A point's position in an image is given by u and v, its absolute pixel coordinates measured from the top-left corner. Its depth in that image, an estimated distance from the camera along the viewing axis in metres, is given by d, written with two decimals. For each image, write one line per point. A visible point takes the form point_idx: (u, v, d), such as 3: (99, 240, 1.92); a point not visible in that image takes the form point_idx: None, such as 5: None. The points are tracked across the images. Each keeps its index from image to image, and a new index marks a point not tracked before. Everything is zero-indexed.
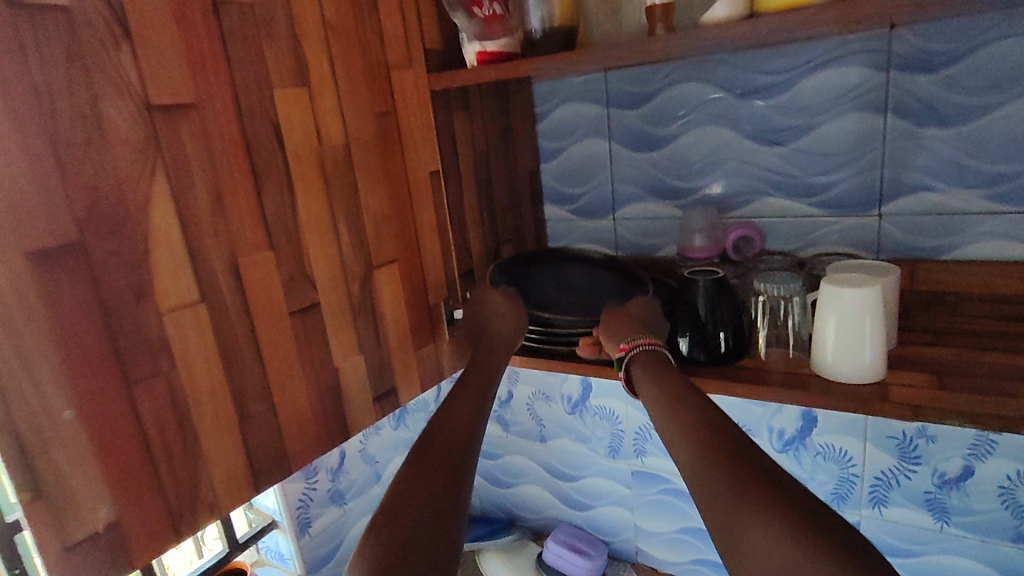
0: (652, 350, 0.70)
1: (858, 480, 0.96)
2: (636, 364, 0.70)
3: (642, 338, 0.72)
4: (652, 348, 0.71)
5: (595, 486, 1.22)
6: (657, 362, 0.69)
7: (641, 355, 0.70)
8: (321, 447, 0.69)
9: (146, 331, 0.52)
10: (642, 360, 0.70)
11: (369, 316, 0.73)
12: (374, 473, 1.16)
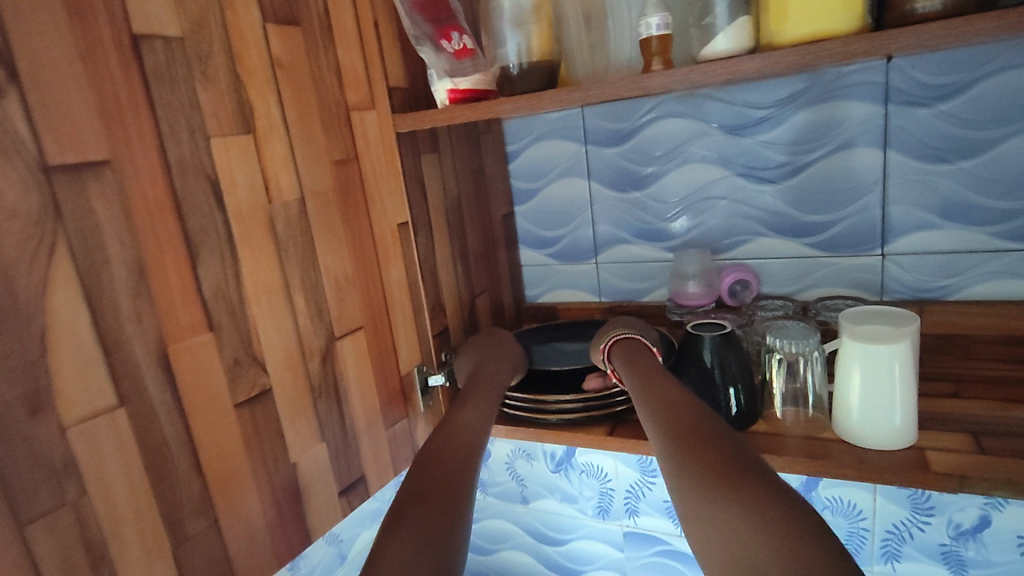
0: (628, 341, 0.72)
1: (869, 534, 0.88)
2: (617, 352, 0.71)
3: (615, 330, 0.74)
4: (629, 340, 0.72)
5: (584, 549, 1.12)
6: (642, 351, 0.70)
7: (624, 342, 0.72)
8: (279, 560, 0.57)
9: (43, 452, 0.40)
10: (624, 349, 0.71)
11: (333, 395, 0.62)
12: (338, 554, 1.01)
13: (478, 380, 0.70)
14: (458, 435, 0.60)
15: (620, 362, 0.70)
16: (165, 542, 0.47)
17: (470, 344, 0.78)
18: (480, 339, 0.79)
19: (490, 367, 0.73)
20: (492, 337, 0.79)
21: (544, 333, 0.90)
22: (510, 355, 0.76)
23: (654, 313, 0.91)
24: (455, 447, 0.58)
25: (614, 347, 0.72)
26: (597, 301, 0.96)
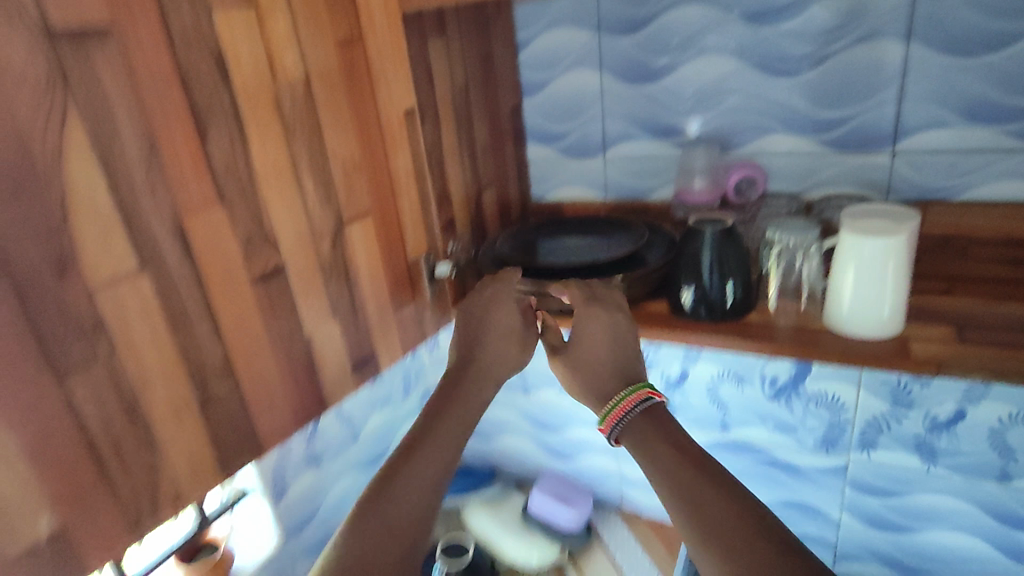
0: (633, 420, 0.63)
1: (849, 425, 0.93)
2: (625, 437, 0.63)
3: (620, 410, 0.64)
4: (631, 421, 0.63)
5: (580, 436, 1.20)
6: (653, 423, 0.63)
7: (626, 425, 0.64)
8: (296, 424, 0.62)
9: (74, 310, 0.43)
10: (629, 431, 0.63)
11: (343, 277, 0.65)
12: (352, 432, 1.10)
13: (466, 395, 0.70)
14: (395, 502, 0.60)
15: (629, 448, 0.63)
16: (191, 401, 0.51)
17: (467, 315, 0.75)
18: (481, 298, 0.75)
19: (482, 363, 0.72)
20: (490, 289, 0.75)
21: (548, 229, 0.91)
22: (507, 337, 0.74)
23: (659, 211, 0.92)
24: (400, 527, 0.60)
25: (621, 433, 0.64)
26: (602, 199, 0.96)
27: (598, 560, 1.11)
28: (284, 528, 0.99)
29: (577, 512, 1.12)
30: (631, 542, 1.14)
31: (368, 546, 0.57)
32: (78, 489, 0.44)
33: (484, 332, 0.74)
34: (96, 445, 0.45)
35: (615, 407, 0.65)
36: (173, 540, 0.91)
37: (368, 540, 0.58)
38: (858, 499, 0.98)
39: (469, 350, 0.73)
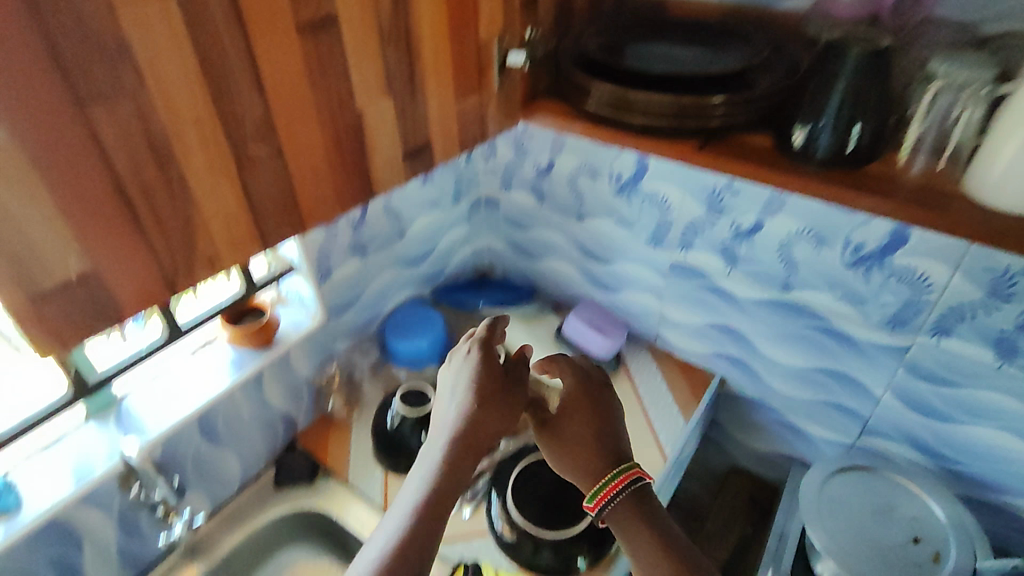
0: (625, 488, 0.72)
1: (927, 308, 0.86)
2: (611, 518, 0.72)
3: (616, 480, 0.72)
4: (622, 487, 0.71)
5: (628, 272, 1.16)
6: (636, 505, 0.71)
7: (614, 505, 0.71)
8: (340, 207, 0.58)
9: (92, 25, 0.36)
10: (615, 512, 0.71)
11: (403, 48, 0.55)
12: (397, 229, 1.08)
13: (462, 459, 0.66)
14: (400, 553, 0.59)
15: (615, 528, 0.72)
16: (227, 159, 0.46)
17: (457, 396, 0.71)
18: (476, 390, 0.71)
19: (480, 440, 0.68)
20: (479, 389, 0.71)
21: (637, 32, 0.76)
22: (500, 387, 0.72)
23: (783, 27, 0.76)
24: (416, 574, 0.58)
25: (607, 514, 0.72)
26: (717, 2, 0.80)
27: (622, 388, 1.15)
28: (326, 310, 1.03)
29: (610, 343, 1.15)
30: (656, 374, 1.17)
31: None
32: (114, 240, 0.42)
33: (478, 394, 0.71)
34: (129, 199, 0.42)
35: (598, 488, 0.72)
36: (224, 297, 0.97)
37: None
38: (906, 382, 0.94)
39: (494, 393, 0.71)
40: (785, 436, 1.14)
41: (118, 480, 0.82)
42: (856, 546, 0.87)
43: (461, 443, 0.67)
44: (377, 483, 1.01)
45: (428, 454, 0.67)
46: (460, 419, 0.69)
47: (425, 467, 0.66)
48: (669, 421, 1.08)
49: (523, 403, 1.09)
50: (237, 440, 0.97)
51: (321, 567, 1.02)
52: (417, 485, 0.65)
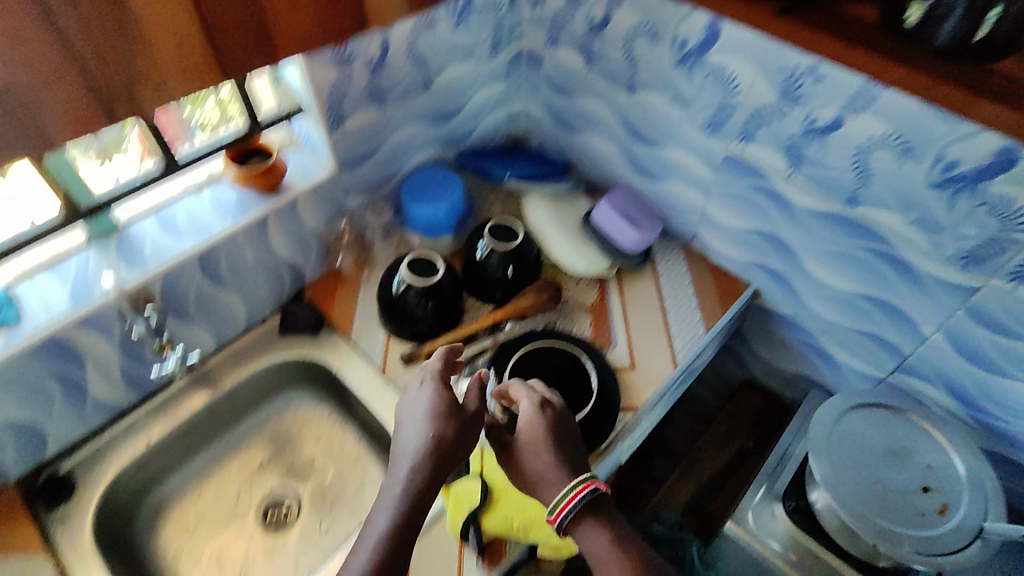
0: (587, 498, 0.68)
1: (1014, 248, 0.73)
2: (576, 524, 0.68)
3: (579, 489, 0.68)
4: (586, 505, 0.68)
5: (674, 159, 1.03)
6: (600, 522, 0.68)
7: (575, 516, 0.68)
8: (326, 36, 0.48)
9: None
10: (577, 522, 0.68)
11: None
12: (422, 78, 0.96)
13: (408, 526, 0.64)
14: None
15: (579, 534, 0.68)
16: None
17: (417, 418, 0.71)
18: (442, 416, 0.71)
19: (448, 458, 0.69)
20: (444, 408, 0.71)
21: None
22: (462, 426, 0.71)
23: None
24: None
25: (568, 527, 0.69)
26: None
27: (644, 287, 1.07)
28: (336, 159, 0.95)
29: (641, 236, 1.05)
30: (683, 278, 1.09)
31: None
32: (38, 66, 0.35)
33: (441, 422, 0.71)
34: (61, 26, 0.35)
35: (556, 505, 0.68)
36: (210, 106, 0.87)
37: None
38: (963, 326, 0.84)
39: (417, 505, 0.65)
40: (810, 357, 1.07)
41: (132, 295, 0.81)
42: (858, 485, 0.83)
43: (419, 492, 0.66)
44: (379, 346, 1.00)
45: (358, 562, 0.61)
46: (408, 490, 0.65)
47: (389, 497, 0.65)
48: (688, 328, 1.01)
49: (535, 289, 1.02)
50: (240, 283, 0.96)
51: (319, 415, 1.06)
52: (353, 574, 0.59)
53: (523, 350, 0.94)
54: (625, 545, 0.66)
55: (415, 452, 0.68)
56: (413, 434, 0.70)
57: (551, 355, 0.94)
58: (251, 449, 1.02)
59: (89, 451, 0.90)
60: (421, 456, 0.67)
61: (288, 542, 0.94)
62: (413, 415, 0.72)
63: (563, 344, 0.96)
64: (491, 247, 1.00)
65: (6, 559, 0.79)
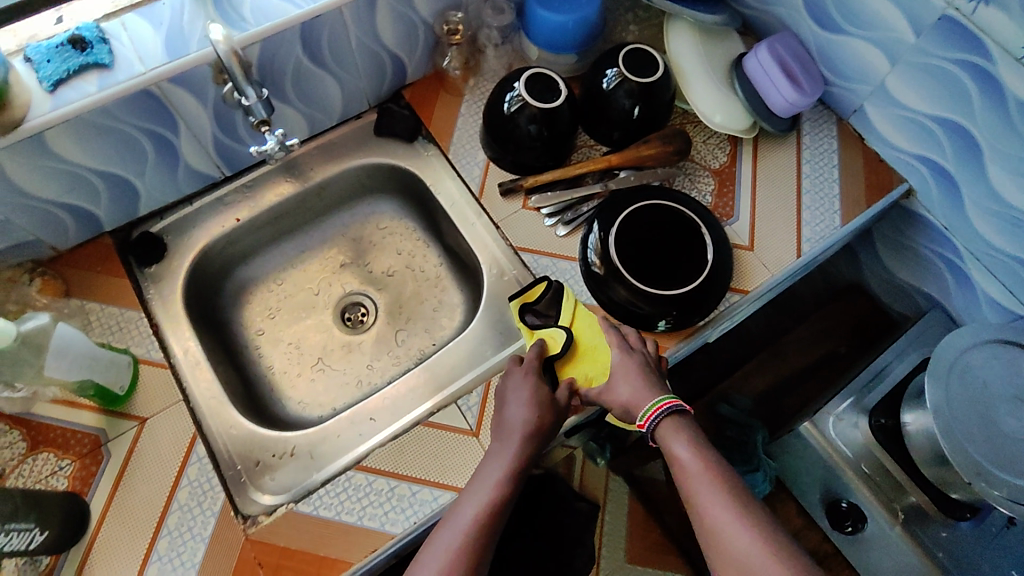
0: (671, 416, 0.67)
1: None
2: (660, 433, 0.67)
3: (661, 406, 0.67)
4: (669, 417, 0.67)
5: (866, 9, 0.83)
6: (682, 429, 0.66)
7: (659, 426, 0.67)
8: None
9: None
10: (660, 431, 0.67)
11: None
12: None
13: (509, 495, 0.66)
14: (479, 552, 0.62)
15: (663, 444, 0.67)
16: None
17: (519, 400, 0.71)
18: (542, 401, 0.71)
19: (543, 441, 0.70)
20: (542, 396, 0.71)
21: None
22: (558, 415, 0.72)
23: None
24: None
25: (652, 436, 0.68)
26: None
27: (782, 159, 0.94)
28: None
29: (799, 99, 0.89)
30: (830, 157, 0.95)
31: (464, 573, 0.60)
32: None
33: (542, 407, 0.71)
34: None
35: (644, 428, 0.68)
36: None
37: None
38: None
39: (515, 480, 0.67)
40: (943, 274, 0.96)
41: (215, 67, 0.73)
42: (969, 421, 0.77)
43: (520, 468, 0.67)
44: (478, 168, 0.92)
45: (462, 519, 0.63)
46: (513, 465, 0.67)
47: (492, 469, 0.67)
48: (821, 218, 0.90)
49: (663, 137, 0.90)
50: (340, 68, 0.86)
51: (404, 228, 1.01)
52: (458, 532, 0.62)
53: (637, 206, 0.84)
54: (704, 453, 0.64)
55: (518, 433, 0.69)
56: (515, 417, 0.70)
57: (667, 221, 0.84)
58: (334, 247, 1.00)
59: (180, 217, 0.88)
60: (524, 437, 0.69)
61: (362, 344, 0.96)
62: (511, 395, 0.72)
63: (681, 210, 0.85)
64: (621, 78, 0.87)
65: (102, 304, 0.80)
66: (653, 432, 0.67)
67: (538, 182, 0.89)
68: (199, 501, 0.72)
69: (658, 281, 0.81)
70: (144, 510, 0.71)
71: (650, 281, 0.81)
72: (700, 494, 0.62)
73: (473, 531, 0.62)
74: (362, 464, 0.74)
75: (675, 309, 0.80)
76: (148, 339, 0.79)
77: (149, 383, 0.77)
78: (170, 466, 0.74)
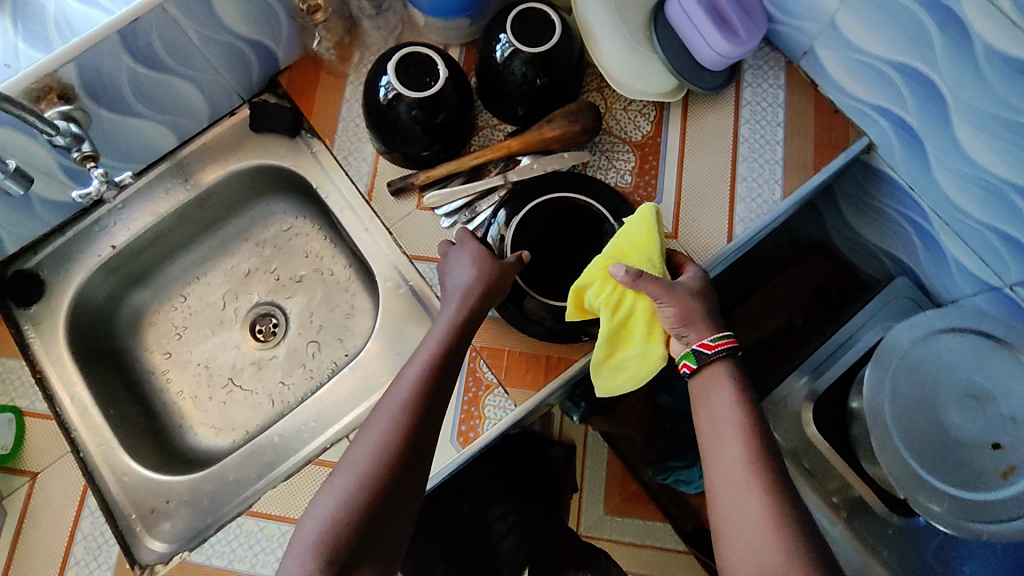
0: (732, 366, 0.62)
1: None
2: (709, 367, 0.62)
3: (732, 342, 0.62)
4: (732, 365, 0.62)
5: None
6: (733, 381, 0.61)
7: (716, 360, 0.62)
8: None
9: None
10: (712, 367, 0.62)
11: None
12: None
13: (454, 346, 0.64)
14: (431, 388, 0.61)
15: (707, 380, 0.62)
16: None
17: (464, 261, 0.68)
18: (491, 266, 0.67)
19: (493, 297, 0.67)
20: (487, 253, 0.68)
21: None
22: (499, 273, 0.67)
23: None
24: (422, 443, 0.59)
25: (701, 368, 0.62)
26: None
27: (716, 121, 0.79)
28: None
29: (732, 50, 0.73)
30: (776, 111, 0.79)
31: (407, 430, 0.58)
32: None
33: (483, 266, 0.67)
34: None
35: (692, 350, 0.62)
36: None
37: (400, 435, 0.58)
38: None
39: (465, 322, 0.65)
40: (910, 237, 0.82)
41: (38, 88, 0.65)
42: (914, 428, 0.68)
43: (455, 336, 0.64)
44: (366, 165, 0.81)
45: (401, 385, 0.61)
46: (462, 310, 0.65)
47: (445, 312, 0.66)
48: (760, 190, 0.77)
49: (568, 114, 0.76)
50: (190, 69, 0.75)
51: (308, 227, 0.93)
52: (402, 390, 0.61)
53: (535, 205, 0.74)
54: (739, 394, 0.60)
55: (460, 294, 0.66)
56: (460, 275, 0.67)
57: (569, 219, 0.74)
58: (236, 254, 0.93)
59: (53, 250, 0.82)
60: (461, 298, 0.66)
61: (276, 359, 0.90)
62: (461, 258, 0.69)
63: (578, 203, 0.74)
64: (514, 47, 0.73)
65: None
66: (707, 359, 0.62)
67: (431, 177, 0.78)
68: (95, 555, 0.70)
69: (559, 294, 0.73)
70: (41, 568, 0.71)
71: (547, 294, 0.73)
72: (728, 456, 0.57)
73: (416, 388, 0.60)
74: (252, 509, 0.71)
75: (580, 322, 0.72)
76: (32, 390, 0.76)
77: (37, 436, 0.75)
78: (65, 522, 0.72)
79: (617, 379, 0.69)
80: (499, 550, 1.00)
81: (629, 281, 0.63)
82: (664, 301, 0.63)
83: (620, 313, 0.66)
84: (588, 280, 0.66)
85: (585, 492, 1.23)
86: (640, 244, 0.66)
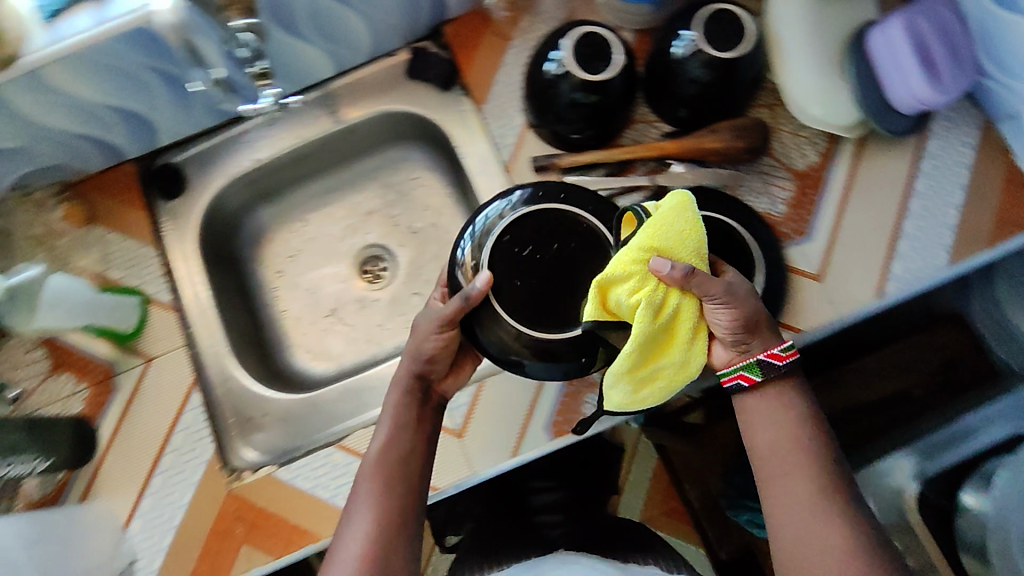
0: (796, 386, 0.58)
1: None
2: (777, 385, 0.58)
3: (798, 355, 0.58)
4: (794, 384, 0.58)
5: None
6: (787, 401, 0.58)
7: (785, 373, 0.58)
8: None
9: None
10: (779, 387, 0.58)
11: None
12: None
13: (412, 427, 0.62)
14: (399, 468, 0.60)
15: (767, 404, 0.58)
16: None
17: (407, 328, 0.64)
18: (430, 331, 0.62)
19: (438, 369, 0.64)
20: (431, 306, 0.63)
21: None
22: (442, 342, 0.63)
23: None
24: (407, 526, 0.58)
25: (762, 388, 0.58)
26: None
27: (889, 169, 0.74)
28: None
29: (933, 97, 0.68)
30: (959, 171, 0.73)
31: (389, 519, 0.57)
32: None
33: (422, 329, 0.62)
34: None
35: (758, 363, 0.56)
36: None
37: (383, 532, 0.56)
38: None
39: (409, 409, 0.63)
40: None
41: None
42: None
43: (405, 414, 0.62)
44: (512, 134, 0.80)
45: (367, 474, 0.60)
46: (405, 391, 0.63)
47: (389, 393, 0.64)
48: (922, 253, 0.71)
49: (735, 128, 0.73)
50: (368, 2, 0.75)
51: (434, 180, 0.93)
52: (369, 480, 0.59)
53: (556, 211, 0.58)
54: (799, 414, 0.57)
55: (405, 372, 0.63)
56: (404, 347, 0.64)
57: (572, 236, 0.57)
58: (361, 191, 0.94)
59: (200, 151, 0.86)
60: (405, 375, 0.63)
61: (379, 302, 0.92)
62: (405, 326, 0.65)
63: (579, 216, 0.58)
64: (697, 46, 0.69)
65: (122, 237, 0.81)
66: (777, 378, 0.58)
67: (576, 162, 0.77)
68: (192, 447, 0.75)
69: (556, 321, 0.56)
70: (143, 446, 0.76)
71: (535, 325, 0.56)
72: (787, 489, 0.56)
73: (383, 475, 0.59)
74: (342, 443, 0.74)
75: (586, 355, 0.57)
76: (160, 279, 0.80)
77: (160, 323, 0.79)
78: (169, 409, 0.77)
79: (639, 395, 0.54)
80: (537, 520, 1.00)
81: (684, 278, 0.49)
82: (721, 303, 0.52)
83: (661, 319, 0.50)
84: (626, 276, 0.49)
85: (625, 493, 1.19)
86: (683, 238, 0.50)
